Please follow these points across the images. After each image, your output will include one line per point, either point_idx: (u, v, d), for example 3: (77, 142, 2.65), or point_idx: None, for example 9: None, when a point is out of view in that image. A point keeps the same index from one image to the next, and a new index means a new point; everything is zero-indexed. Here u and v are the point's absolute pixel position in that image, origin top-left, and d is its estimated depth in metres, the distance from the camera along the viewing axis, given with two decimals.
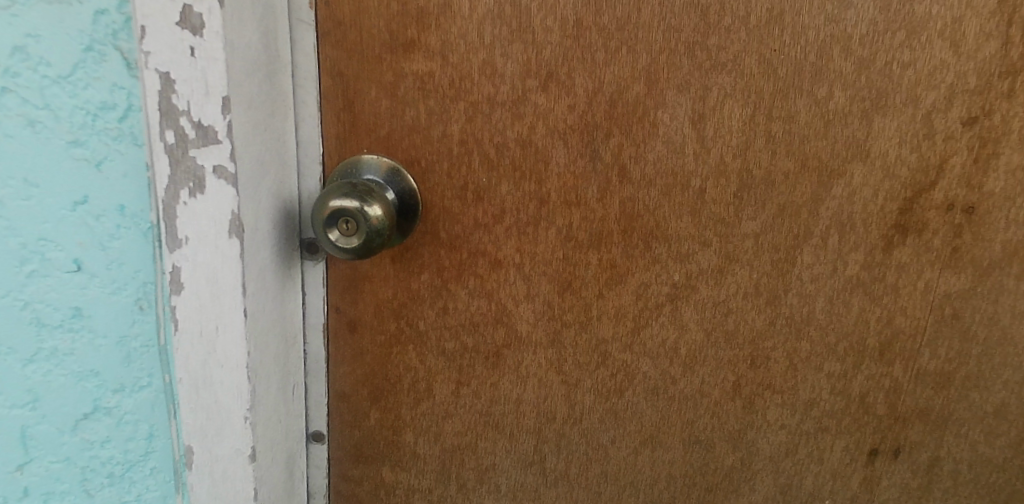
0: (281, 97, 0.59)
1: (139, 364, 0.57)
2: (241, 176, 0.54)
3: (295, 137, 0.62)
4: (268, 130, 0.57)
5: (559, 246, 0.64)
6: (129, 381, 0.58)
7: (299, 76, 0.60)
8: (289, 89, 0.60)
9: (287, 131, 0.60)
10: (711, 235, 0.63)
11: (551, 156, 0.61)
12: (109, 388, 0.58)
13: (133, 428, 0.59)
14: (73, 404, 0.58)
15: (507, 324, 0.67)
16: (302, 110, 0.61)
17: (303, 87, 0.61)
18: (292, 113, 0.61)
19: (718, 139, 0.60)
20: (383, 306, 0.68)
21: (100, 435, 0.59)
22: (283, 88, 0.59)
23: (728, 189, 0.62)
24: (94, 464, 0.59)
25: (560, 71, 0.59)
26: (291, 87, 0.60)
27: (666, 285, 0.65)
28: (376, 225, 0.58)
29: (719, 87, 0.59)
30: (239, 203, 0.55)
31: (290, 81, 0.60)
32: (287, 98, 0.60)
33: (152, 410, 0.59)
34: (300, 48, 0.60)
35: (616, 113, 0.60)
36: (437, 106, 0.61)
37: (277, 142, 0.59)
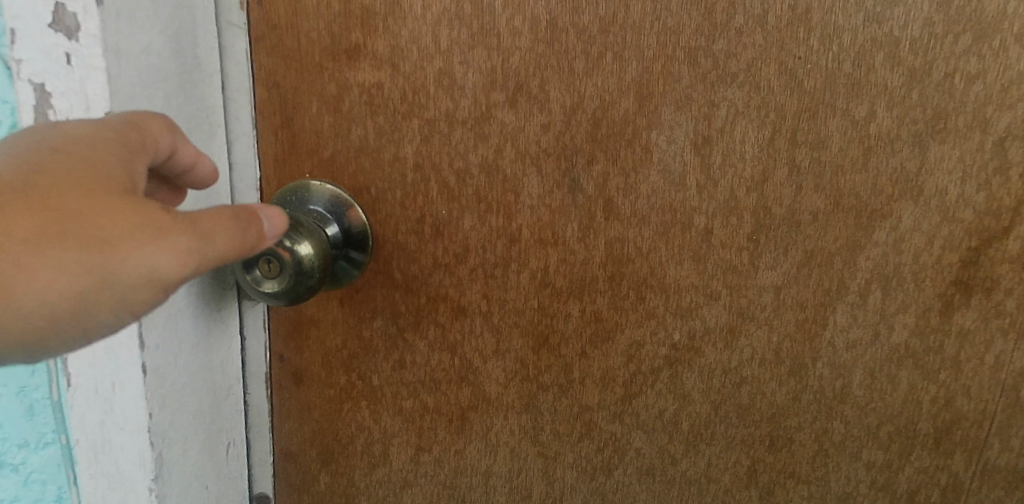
0: (204, 113, 0.49)
1: (41, 421, 0.51)
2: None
3: (225, 159, 0.52)
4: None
5: (534, 293, 0.53)
6: (32, 437, 0.52)
7: (231, 88, 0.51)
8: (216, 104, 0.51)
9: (214, 153, 0.51)
10: (720, 287, 0.51)
11: (523, 186, 0.50)
12: (14, 443, 0.52)
13: (42, 488, 0.54)
14: (9, 420, 0.51)
15: (474, 383, 0.57)
16: (235, 128, 0.52)
17: (235, 99, 0.52)
18: (221, 133, 0.51)
19: (728, 168, 0.48)
20: (331, 356, 0.58)
21: (10, 493, 0.54)
22: (206, 103, 0.50)
23: (740, 230, 0.50)
24: (27, 490, 0.54)
25: (532, 82, 0.48)
26: (221, 100, 0.51)
27: (663, 347, 0.53)
28: (305, 265, 0.48)
29: (729, 104, 0.47)
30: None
31: (217, 93, 0.51)
32: (214, 114, 0.50)
33: (57, 470, 0.53)
34: (229, 54, 0.51)
35: (600, 135, 0.48)
36: (387, 124, 0.51)
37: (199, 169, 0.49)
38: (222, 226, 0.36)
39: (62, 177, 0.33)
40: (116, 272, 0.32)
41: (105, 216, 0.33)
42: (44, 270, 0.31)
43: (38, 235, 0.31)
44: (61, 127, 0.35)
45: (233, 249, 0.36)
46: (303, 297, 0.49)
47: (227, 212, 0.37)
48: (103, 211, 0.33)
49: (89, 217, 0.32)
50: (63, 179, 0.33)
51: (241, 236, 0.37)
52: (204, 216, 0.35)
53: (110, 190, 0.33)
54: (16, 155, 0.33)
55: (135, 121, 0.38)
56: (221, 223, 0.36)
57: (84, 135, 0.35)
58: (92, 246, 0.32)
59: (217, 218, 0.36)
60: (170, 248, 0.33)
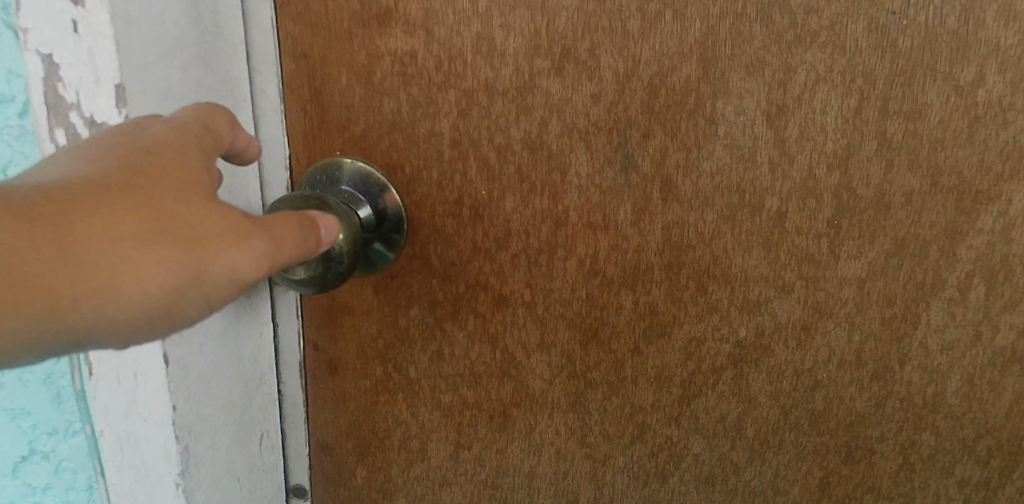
0: (228, 86, 0.45)
1: (69, 408, 0.50)
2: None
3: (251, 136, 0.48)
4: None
5: (582, 283, 0.48)
6: (61, 425, 0.51)
7: (255, 59, 0.48)
8: (242, 77, 0.47)
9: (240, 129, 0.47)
10: (793, 278, 0.45)
11: (571, 163, 0.45)
12: (43, 431, 0.51)
13: (72, 477, 0.53)
14: (37, 406, 0.50)
15: (517, 379, 0.52)
16: (261, 102, 0.49)
17: (259, 71, 0.48)
18: (247, 106, 0.48)
19: (806, 142, 0.42)
20: (366, 346, 0.55)
21: (42, 480, 0.53)
22: (231, 74, 0.46)
23: (818, 215, 0.43)
24: (58, 478, 0.53)
25: (580, 47, 0.43)
26: (246, 72, 0.47)
27: (727, 344, 0.47)
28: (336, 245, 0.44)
29: (808, 68, 0.40)
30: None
31: (242, 65, 0.47)
32: (239, 87, 0.47)
33: (86, 459, 0.52)
34: (253, 21, 0.47)
35: (657, 106, 0.43)
36: (421, 96, 0.46)
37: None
38: (288, 233, 0.36)
39: (152, 178, 0.32)
40: (206, 273, 0.32)
41: (195, 217, 0.32)
42: (142, 268, 0.30)
43: (135, 234, 0.30)
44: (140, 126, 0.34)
45: (299, 255, 0.36)
46: (332, 283, 0.44)
47: (291, 217, 0.37)
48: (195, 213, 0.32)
49: (180, 217, 0.31)
50: (152, 181, 0.32)
51: (305, 243, 0.37)
52: (275, 223, 0.35)
53: (197, 192, 0.33)
54: (101, 156, 0.32)
55: (205, 117, 0.36)
56: (288, 230, 0.36)
57: (160, 134, 0.34)
58: (187, 245, 0.31)
59: (284, 224, 0.36)
60: (249, 253, 0.33)
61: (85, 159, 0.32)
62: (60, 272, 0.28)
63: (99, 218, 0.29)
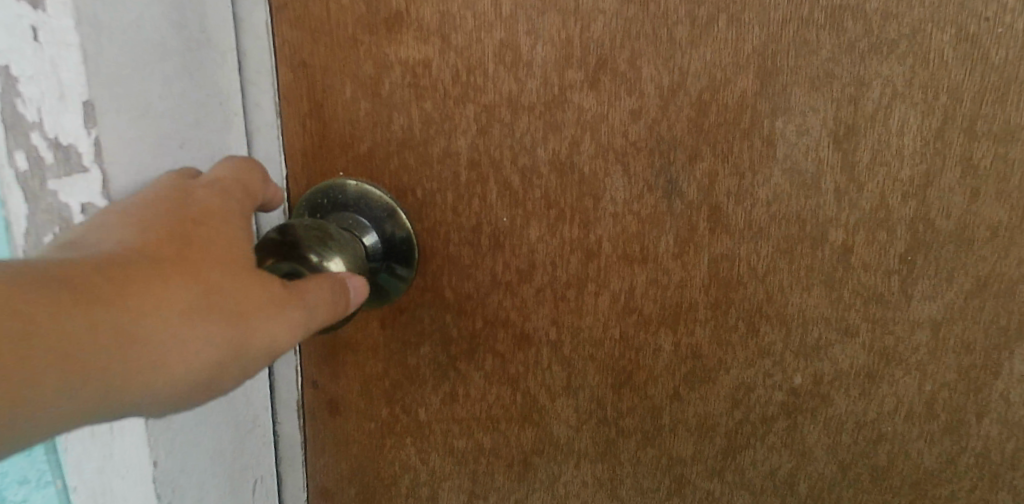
0: (218, 99, 0.40)
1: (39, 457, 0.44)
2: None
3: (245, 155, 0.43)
4: (189, 150, 0.38)
5: (615, 321, 0.43)
6: (34, 474, 0.45)
7: (249, 69, 0.42)
8: (234, 89, 0.41)
9: (233, 148, 0.42)
10: (858, 320, 0.40)
11: (605, 188, 0.40)
12: (13, 479, 0.46)
13: None
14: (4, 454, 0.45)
15: (539, 424, 0.47)
16: (255, 117, 0.43)
17: (253, 82, 0.43)
18: (240, 122, 0.42)
19: (878, 168, 0.36)
20: (371, 385, 0.50)
21: None
22: (220, 86, 0.40)
23: (890, 249, 0.38)
24: None
25: (618, 57, 0.37)
26: (238, 83, 0.42)
27: (779, 392, 0.42)
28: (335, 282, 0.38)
29: (884, 82, 0.35)
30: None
31: (234, 75, 0.41)
32: (231, 100, 0.41)
33: None
34: (245, 25, 0.41)
35: (707, 124, 0.37)
36: (436, 111, 0.41)
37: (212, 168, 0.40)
38: (323, 297, 0.34)
39: (197, 248, 0.32)
40: (246, 343, 0.32)
41: (239, 287, 0.32)
42: (186, 341, 0.30)
43: (184, 307, 0.30)
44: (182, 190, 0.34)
45: (331, 320, 0.36)
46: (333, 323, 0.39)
47: (330, 277, 0.35)
48: (238, 285, 0.32)
49: (225, 290, 0.31)
50: (197, 251, 0.32)
51: (339, 304, 0.35)
52: (311, 288, 0.34)
53: (240, 260, 0.33)
54: (146, 222, 0.32)
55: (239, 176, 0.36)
56: (322, 294, 0.35)
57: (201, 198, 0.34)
58: (230, 317, 0.31)
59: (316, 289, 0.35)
60: (286, 323, 0.33)
61: (129, 225, 0.32)
62: (109, 346, 0.27)
63: (149, 291, 0.29)
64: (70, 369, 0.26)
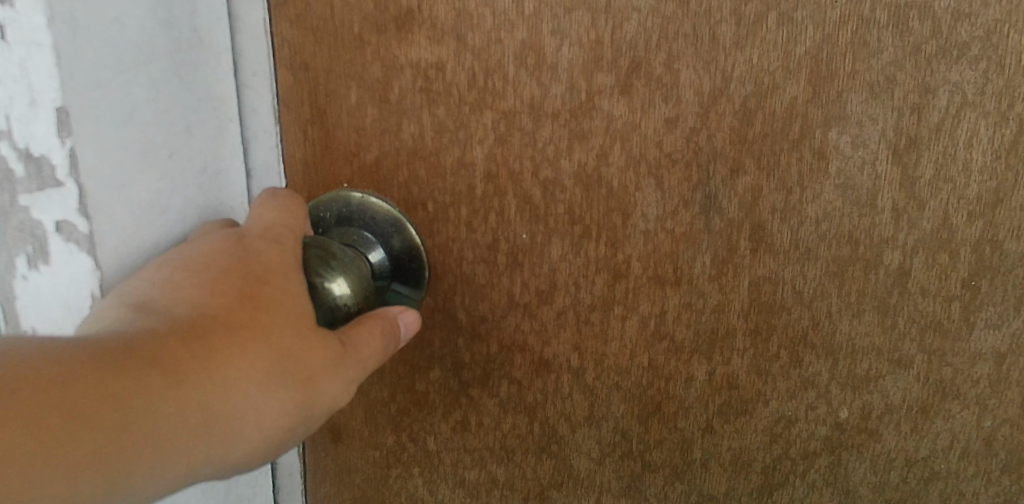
0: (209, 104, 0.36)
1: None
2: (103, 235, 0.32)
3: (239, 164, 0.39)
4: (182, 163, 0.35)
5: (645, 347, 0.39)
6: None
7: (246, 72, 0.39)
8: (228, 92, 0.38)
9: (226, 156, 0.38)
10: (914, 351, 0.36)
11: (636, 203, 0.36)
12: None
13: None
14: None
15: (559, 456, 0.43)
16: (250, 123, 0.40)
17: (251, 86, 0.39)
18: (234, 128, 0.39)
19: (941, 184, 0.33)
20: (375, 412, 0.46)
21: None
22: (213, 90, 0.37)
23: (951, 274, 0.34)
24: None
25: (653, 59, 0.34)
26: (233, 86, 0.38)
27: (823, 426, 0.39)
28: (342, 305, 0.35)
29: (951, 90, 0.31)
30: (103, 280, 0.32)
31: (228, 77, 0.38)
32: (224, 105, 0.38)
33: None
34: (241, 24, 0.38)
35: (751, 134, 0.34)
36: (450, 118, 0.37)
37: (203, 179, 0.37)
38: (376, 345, 0.34)
39: (266, 311, 0.30)
40: (311, 404, 0.31)
41: (304, 348, 0.30)
42: (258, 408, 0.28)
43: (255, 375, 0.28)
44: (241, 245, 0.32)
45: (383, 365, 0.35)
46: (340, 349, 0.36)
47: (382, 321, 0.35)
48: (305, 345, 0.30)
49: (294, 352, 0.30)
50: (266, 314, 0.30)
51: (388, 348, 0.35)
52: (366, 339, 0.33)
53: (303, 319, 0.31)
54: (209, 285, 0.30)
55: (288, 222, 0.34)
56: (376, 345, 0.34)
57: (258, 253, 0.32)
58: (298, 379, 0.30)
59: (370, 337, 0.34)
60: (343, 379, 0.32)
61: (190, 287, 0.30)
62: (188, 424, 0.26)
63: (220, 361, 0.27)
64: (159, 456, 0.25)
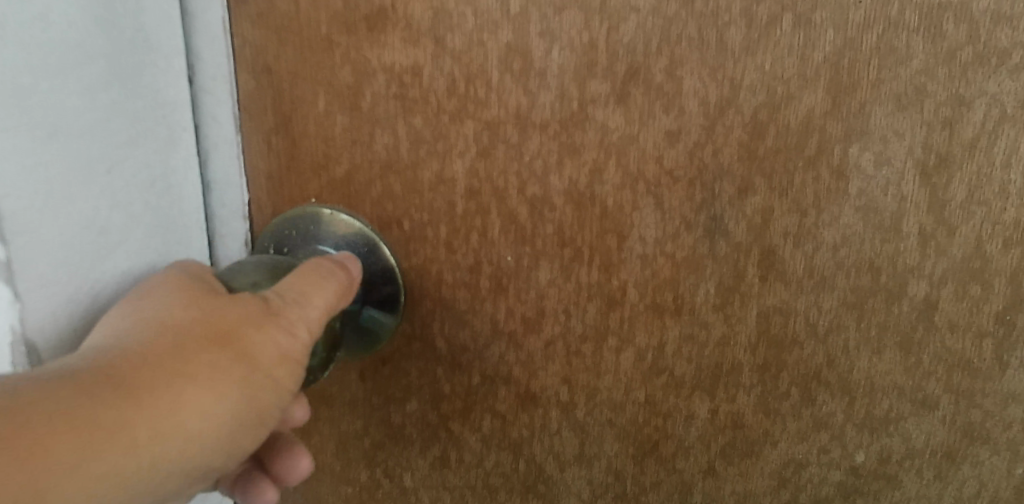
0: (156, 112, 0.33)
1: None
2: (25, 263, 0.27)
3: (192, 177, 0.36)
4: (126, 178, 0.32)
5: (641, 381, 0.36)
6: None
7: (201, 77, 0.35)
8: (179, 99, 0.34)
9: (175, 168, 0.35)
10: (940, 391, 0.33)
11: (632, 225, 0.33)
12: None
13: None
14: None
15: (546, 496, 0.40)
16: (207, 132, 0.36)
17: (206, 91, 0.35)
18: (186, 138, 0.35)
19: (975, 207, 0.29)
20: (347, 446, 0.42)
21: None
22: (160, 96, 0.33)
23: (984, 307, 0.31)
24: None
25: (653, 65, 0.30)
26: (184, 93, 0.35)
27: (838, 471, 0.35)
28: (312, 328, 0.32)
29: (990, 102, 0.28)
30: (23, 315, 0.28)
31: (180, 82, 0.34)
32: (174, 113, 0.34)
33: None
34: (196, 24, 0.34)
35: (762, 150, 0.30)
36: (428, 128, 0.34)
37: (150, 195, 0.33)
38: (326, 289, 0.31)
39: (197, 329, 0.27)
40: (270, 391, 0.29)
41: (248, 337, 0.28)
42: (194, 378, 0.26)
43: (168, 352, 0.26)
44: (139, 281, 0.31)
45: (335, 301, 0.31)
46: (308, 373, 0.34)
47: (325, 270, 0.32)
48: (221, 311, 0.28)
49: (210, 321, 0.28)
50: (199, 333, 0.27)
51: (329, 282, 0.31)
52: (311, 290, 0.30)
53: (210, 298, 0.29)
54: (112, 321, 0.28)
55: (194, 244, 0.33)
56: (309, 282, 0.31)
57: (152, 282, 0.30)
58: (248, 375, 0.28)
59: (300, 278, 0.31)
60: (291, 330, 0.29)
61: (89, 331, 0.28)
62: (116, 410, 0.24)
63: (156, 390, 0.25)
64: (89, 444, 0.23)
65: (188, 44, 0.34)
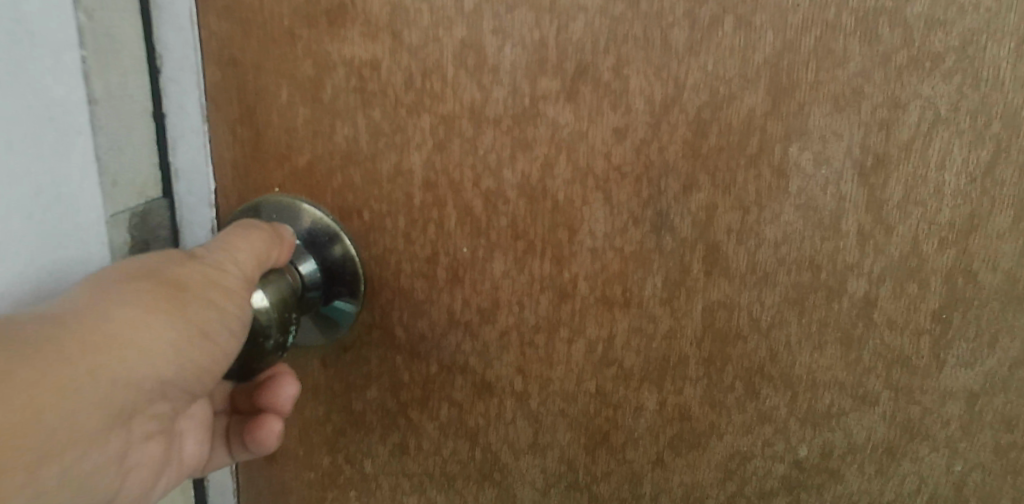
0: (41, 112, 0.29)
1: None
2: None
3: (96, 186, 0.32)
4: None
5: (592, 372, 0.36)
6: None
7: (107, 77, 0.32)
8: (74, 98, 0.31)
9: (67, 175, 0.31)
10: (880, 387, 0.34)
11: (583, 219, 0.34)
12: None
13: None
14: None
15: (501, 484, 0.41)
16: (128, 131, 0.34)
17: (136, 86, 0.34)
18: (85, 142, 0.31)
19: (911, 208, 0.30)
20: (310, 432, 0.42)
21: None
22: (49, 95, 0.29)
23: (921, 305, 0.32)
24: None
25: (601, 63, 0.31)
26: (81, 93, 0.31)
27: (781, 464, 0.36)
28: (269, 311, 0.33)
29: (926, 105, 0.29)
30: None
31: (75, 82, 0.31)
32: (68, 115, 0.30)
33: None
34: (99, 19, 0.31)
35: (706, 148, 0.31)
36: (386, 120, 0.34)
37: (36, 207, 0.29)
38: (252, 239, 0.32)
39: (131, 276, 0.28)
40: (210, 323, 0.29)
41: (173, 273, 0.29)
42: (118, 308, 0.27)
43: (92, 292, 0.27)
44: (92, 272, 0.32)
45: (264, 249, 0.32)
46: (269, 357, 0.34)
47: (249, 223, 0.33)
48: (147, 260, 0.30)
49: (135, 266, 0.29)
50: (124, 275, 0.28)
51: (255, 233, 0.32)
52: (237, 236, 0.31)
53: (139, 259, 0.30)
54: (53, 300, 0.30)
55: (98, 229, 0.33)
56: (235, 234, 0.32)
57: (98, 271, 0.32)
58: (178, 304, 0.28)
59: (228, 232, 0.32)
60: (220, 266, 0.30)
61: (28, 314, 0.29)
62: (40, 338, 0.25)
63: (92, 327, 0.26)
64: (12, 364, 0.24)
65: (88, 41, 0.31)
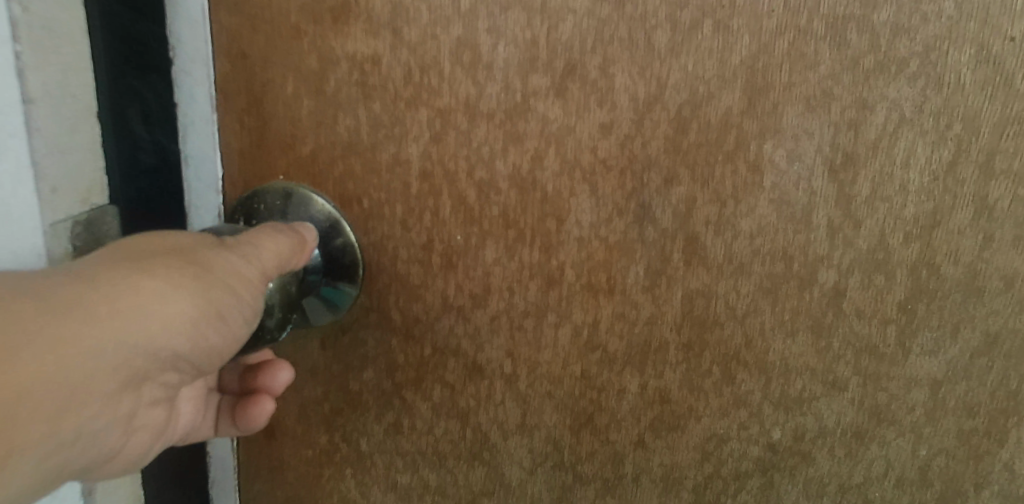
0: None
1: None
2: None
3: (27, 193, 0.31)
4: None
5: (577, 356, 0.38)
6: None
7: (46, 76, 0.31)
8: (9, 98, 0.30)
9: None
10: (849, 374, 0.35)
11: (570, 209, 0.35)
12: None
13: None
14: None
15: (490, 463, 0.42)
16: (70, 132, 0.33)
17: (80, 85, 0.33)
18: (19, 144, 0.30)
19: (879, 203, 0.32)
20: (308, 411, 0.44)
21: None
22: None
23: (888, 296, 0.34)
24: None
25: (588, 62, 0.33)
26: (15, 93, 0.30)
27: (756, 447, 0.38)
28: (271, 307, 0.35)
29: (892, 107, 0.31)
30: None
31: (8, 82, 0.29)
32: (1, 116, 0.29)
33: None
34: (35, 11, 0.30)
35: (686, 144, 0.33)
36: (385, 113, 0.36)
37: None
38: (277, 240, 0.34)
39: (162, 251, 0.30)
40: (226, 306, 0.31)
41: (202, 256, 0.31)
42: (148, 279, 0.28)
43: (126, 259, 0.29)
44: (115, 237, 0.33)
45: (286, 250, 0.34)
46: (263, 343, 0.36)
47: (277, 226, 0.35)
48: (178, 239, 0.31)
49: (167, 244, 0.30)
50: (157, 250, 0.30)
51: (281, 235, 0.34)
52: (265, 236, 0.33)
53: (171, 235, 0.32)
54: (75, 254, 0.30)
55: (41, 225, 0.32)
56: (263, 234, 0.34)
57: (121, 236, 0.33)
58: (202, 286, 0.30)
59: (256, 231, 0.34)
60: (245, 258, 0.32)
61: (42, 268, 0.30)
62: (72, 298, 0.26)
63: (118, 294, 0.27)
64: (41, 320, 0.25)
65: (23, 36, 0.30)
